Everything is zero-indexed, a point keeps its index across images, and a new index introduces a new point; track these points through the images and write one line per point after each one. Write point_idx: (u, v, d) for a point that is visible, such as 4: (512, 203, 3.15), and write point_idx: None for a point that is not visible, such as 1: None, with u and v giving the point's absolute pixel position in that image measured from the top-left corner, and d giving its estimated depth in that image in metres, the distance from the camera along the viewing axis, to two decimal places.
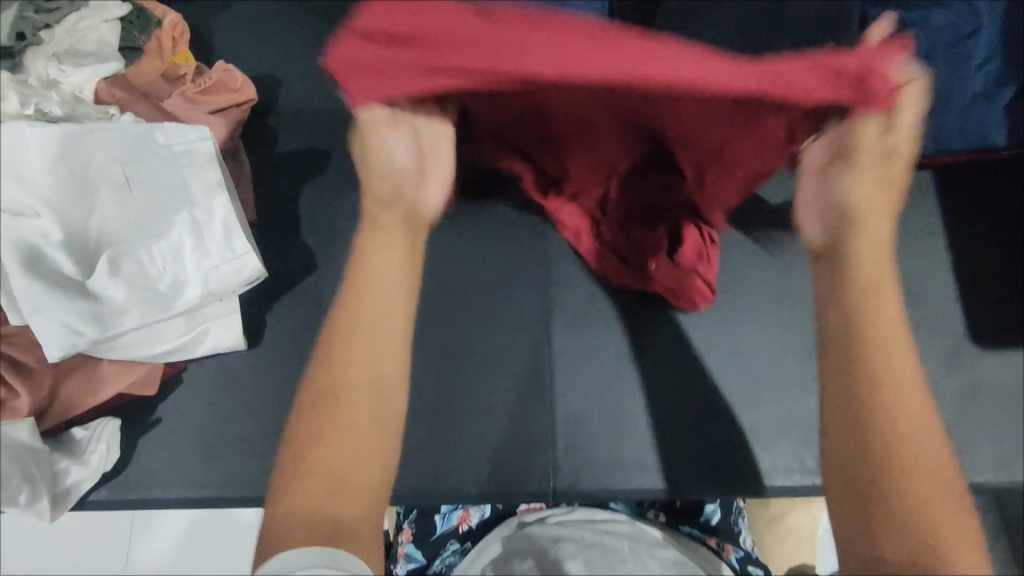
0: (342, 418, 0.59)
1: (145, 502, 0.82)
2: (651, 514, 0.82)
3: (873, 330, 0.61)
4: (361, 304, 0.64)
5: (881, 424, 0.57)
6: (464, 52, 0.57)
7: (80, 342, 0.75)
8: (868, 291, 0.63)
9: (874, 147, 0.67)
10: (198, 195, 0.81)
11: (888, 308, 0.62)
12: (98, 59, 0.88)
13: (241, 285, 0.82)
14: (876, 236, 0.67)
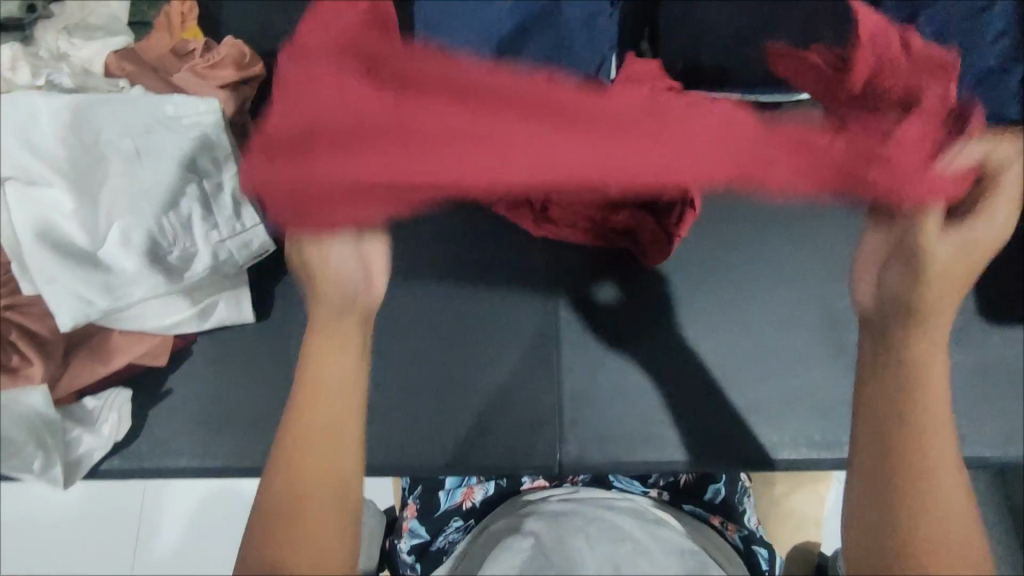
0: (308, 482, 0.51)
1: (157, 471, 0.84)
2: (654, 493, 0.79)
3: (908, 386, 0.52)
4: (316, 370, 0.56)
5: (904, 452, 0.49)
6: (356, 138, 0.55)
7: (92, 313, 0.76)
8: (915, 377, 0.52)
9: (941, 249, 0.56)
10: (207, 167, 0.80)
11: (933, 381, 0.52)
12: (108, 33, 0.89)
13: (249, 259, 0.85)
14: (937, 346, 0.53)
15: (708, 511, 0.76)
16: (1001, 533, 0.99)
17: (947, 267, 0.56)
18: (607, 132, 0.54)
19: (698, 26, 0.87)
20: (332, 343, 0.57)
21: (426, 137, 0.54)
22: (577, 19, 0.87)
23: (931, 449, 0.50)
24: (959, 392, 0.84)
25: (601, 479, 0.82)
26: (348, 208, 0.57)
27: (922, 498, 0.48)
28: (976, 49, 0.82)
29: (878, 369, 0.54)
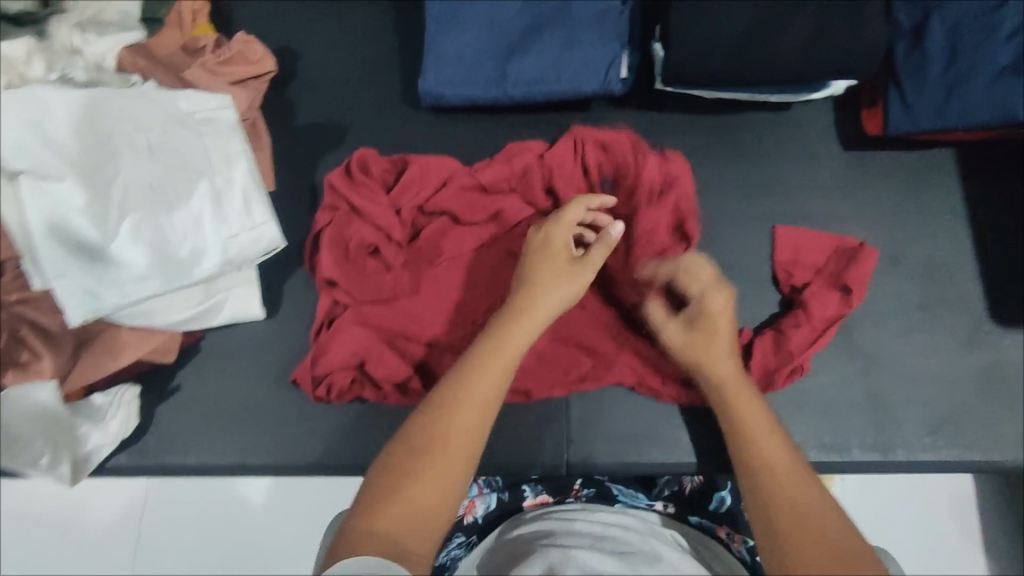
0: (468, 394, 0.62)
1: (164, 468, 0.83)
2: (660, 505, 0.76)
3: (740, 417, 0.66)
4: (482, 377, 0.64)
5: (753, 455, 0.62)
6: (383, 330, 0.85)
7: (102, 308, 0.75)
8: (738, 441, 0.64)
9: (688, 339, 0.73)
10: (218, 163, 0.82)
11: (759, 424, 0.64)
12: (121, 28, 0.89)
13: (259, 255, 0.83)
14: (750, 410, 0.66)
15: (715, 523, 0.75)
16: None
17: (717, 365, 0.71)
18: None
19: (719, 28, 0.85)
20: (465, 410, 0.61)
21: (413, 312, 0.85)
22: (586, 16, 0.89)
23: (804, 514, 0.56)
24: (968, 397, 0.84)
25: (604, 493, 0.77)
26: (377, 351, 0.83)
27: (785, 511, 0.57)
28: (985, 49, 0.82)
29: (735, 435, 0.65)
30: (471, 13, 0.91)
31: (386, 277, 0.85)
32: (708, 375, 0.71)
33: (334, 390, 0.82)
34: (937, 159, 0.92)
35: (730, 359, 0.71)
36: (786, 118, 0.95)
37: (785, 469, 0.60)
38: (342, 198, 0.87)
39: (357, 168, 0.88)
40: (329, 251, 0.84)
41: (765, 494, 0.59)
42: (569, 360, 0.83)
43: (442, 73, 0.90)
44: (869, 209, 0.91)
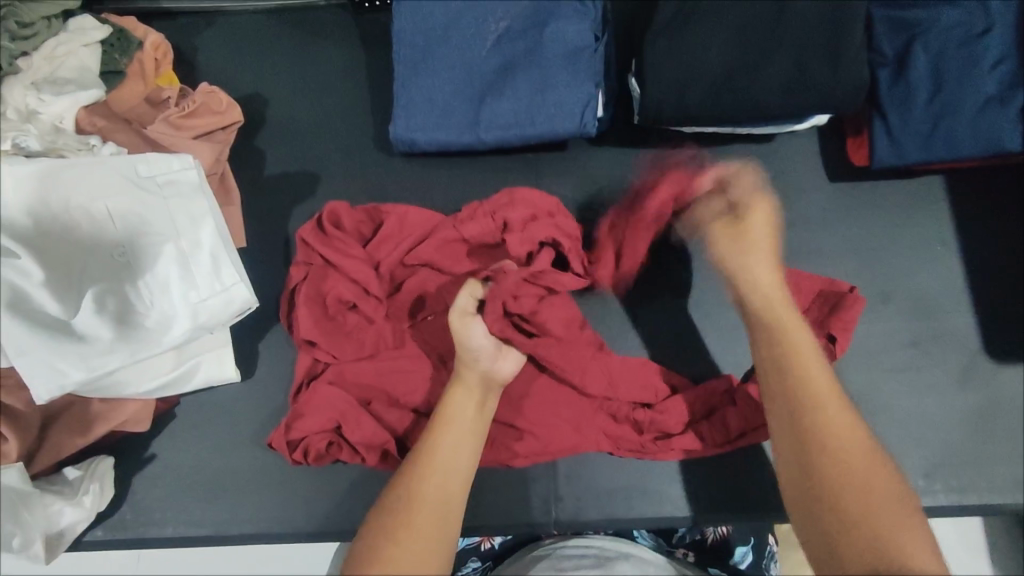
0: (431, 451, 0.61)
1: (143, 541, 0.82)
2: (680, 553, 0.81)
3: (789, 347, 0.63)
4: (443, 429, 0.62)
5: (796, 391, 0.60)
6: (360, 389, 0.83)
7: (69, 384, 0.72)
8: (785, 366, 0.62)
9: (756, 234, 0.74)
10: (184, 225, 0.78)
11: (808, 363, 0.62)
12: (79, 87, 0.83)
13: (231, 317, 0.79)
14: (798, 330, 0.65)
15: None
16: None
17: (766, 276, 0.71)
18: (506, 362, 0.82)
19: (697, 65, 0.82)
20: (430, 472, 0.59)
21: (391, 374, 0.83)
22: (558, 54, 0.86)
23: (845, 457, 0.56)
24: (965, 433, 0.82)
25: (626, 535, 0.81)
26: (351, 415, 0.80)
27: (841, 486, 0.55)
28: (968, 80, 0.80)
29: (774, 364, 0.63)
30: (440, 56, 0.88)
31: (366, 336, 0.83)
32: (754, 296, 0.70)
33: (310, 454, 0.80)
34: (926, 187, 0.89)
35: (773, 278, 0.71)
36: (767, 150, 0.92)
37: (827, 408, 0.59)
38: (315, 257, 0.83)
39: (328, 223, 0.85)
40: (307, 310, 0.81)
41: (807, 439, 0.57)
42: (547, 427, 0.79)
43: (413, 118, 0.88)
44: (857, 244, 0.89)
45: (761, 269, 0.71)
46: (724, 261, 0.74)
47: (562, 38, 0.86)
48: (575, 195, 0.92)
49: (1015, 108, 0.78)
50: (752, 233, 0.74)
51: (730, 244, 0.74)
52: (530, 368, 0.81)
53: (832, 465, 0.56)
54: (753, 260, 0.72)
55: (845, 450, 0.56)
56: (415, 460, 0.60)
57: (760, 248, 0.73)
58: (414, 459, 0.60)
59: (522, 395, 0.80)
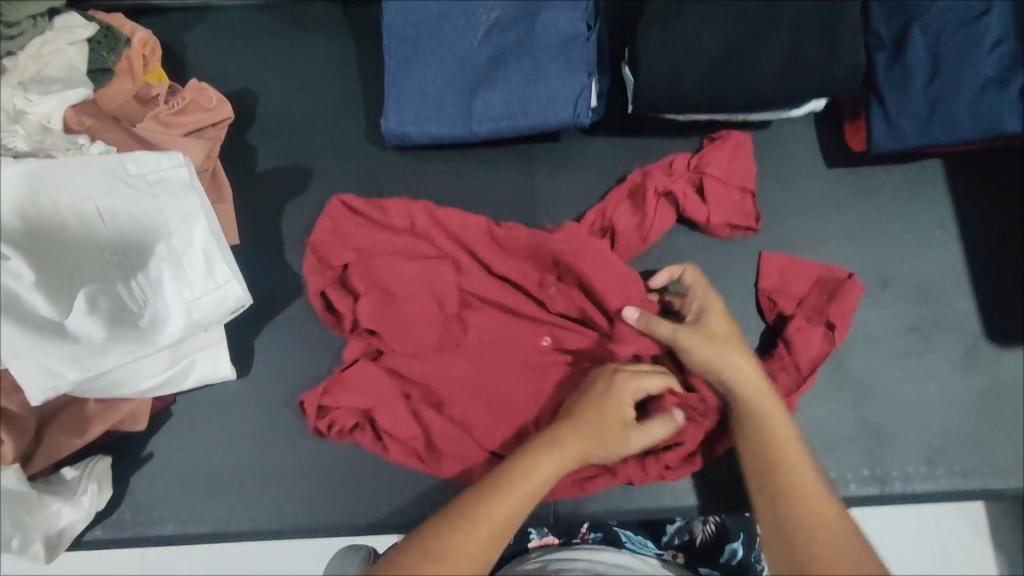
0: (490, 505, 0.63)
1: (142, 539, 0.82)
2: (669, 556, 0.80)
3: (776, 448, 0.66)
4: (508, 489, 0.65)
5: (783, 482, 0.64)
6: (384, 384, 0.81)
7: (63, 386, 0.72)
8: (771, 467, 0.65)
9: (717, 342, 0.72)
10: (175, 224, 0.78)
11: (796, 462, 0.65)
12: (65, 85, 0.81)
13: (226, 315, 0.78)
14: (781, 437, 0.67)
15: None
16: None
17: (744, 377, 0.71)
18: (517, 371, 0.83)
19: (691, 52, 0.81)
20: (481, 527, 0.62)
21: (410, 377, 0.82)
22: (550, 44, 0.85)
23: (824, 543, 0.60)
24: (967, 419, 0.81)
25: (613, 539, 0.81)
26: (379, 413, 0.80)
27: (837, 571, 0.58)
28: (967, 62, 0.79)
29: (760, 458, 0.67)
30: (431, 49, 0.87)
31: (393, 326, 0.82)
32: (740, 397, 0.70)
33: (335, 427, 0.80)
34: (925, 171, 0.88)
35: (762, 381, 0.71)
36: (764, 136, 0.91)
37: (813, 501, 0.63)
38: (339, 245, 0.83)
39: (347, 212, 0.85)
40: (343, 301, 0.83)
41: (793, 525, 0.61)
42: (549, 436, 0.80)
43: (404, 112, 0.87)
44: (855, 229, 0.88)
45: (745, 373, 0.70)
46: (706, 365, 0.72)
47: (554, 27, 0.85)
48: (570, 186, 0.91)
49: (1015, 89, 0.77)
50: (729, 337, 0.73)
51: (698, 347, 0.72)
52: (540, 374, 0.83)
53: (814, 546, 0.60)
54: (736, 358, 0.71)
55: (825, 538, 0.60)
56: (467, 520, 0.62)
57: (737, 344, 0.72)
58: (466, 514, 0.63)
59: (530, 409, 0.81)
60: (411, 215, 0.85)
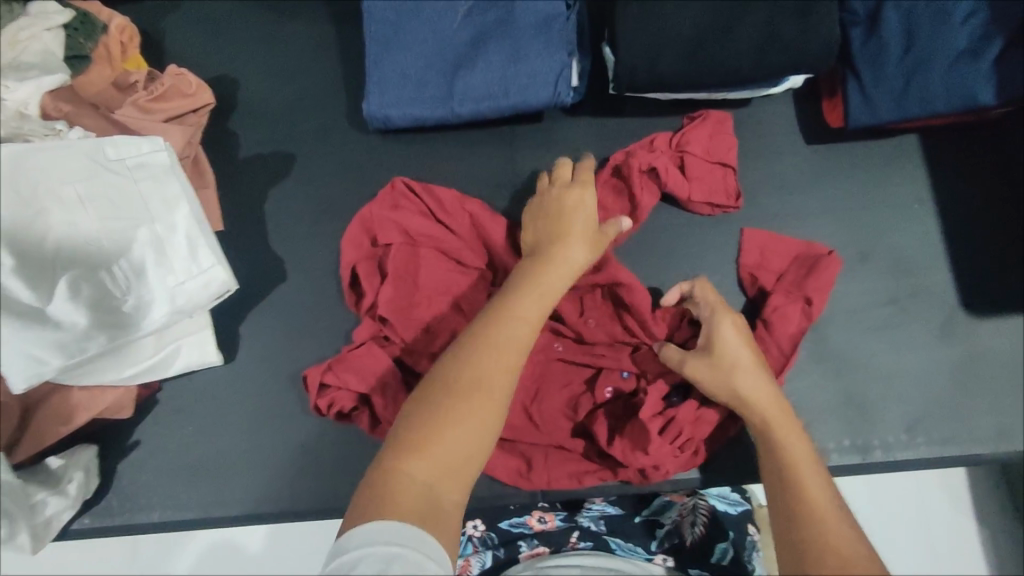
0: (499, 335, 0.64)
1: (130, 527, 0.82)
2: (659, 561, 0.84)
3: (784, 450, 0.67)
4: (510, 316, 0.66)
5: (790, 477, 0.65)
6: (393, 371, 0.81)
7: (47, 372, 0.71)
8: (780, 465, 0.66)
9: (728, 355, 0.74)
10: (156, 209, 0.77)
11: (803, 462, 0.66)
12: (42, 71, 0.79)
13: (212, 300, 0.78)
14: (792, 448, 0.67)
15: None
16: (1001, 516, 1.00)
17: (756, 397, 0.72)
18: (532, 370, 0.83)
19: (671, 30, 0.81)
20: (497, 352, 0.63)
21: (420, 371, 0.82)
22: (530, 24, 0.86)
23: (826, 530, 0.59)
24: (945, 388, 0.83)
25: (603, 546, 0.85)
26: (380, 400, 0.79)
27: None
28: (940, 35, 0.80)
29: (772, 461, 0.68)
30: (412, 30, 0.87)
31: (413, 319, 0.82)
32: (750, 409, 0.72)
33: (335, 408, 0.79)
34: (900, 146, 0.90)
35: (772, 391, 0.72)
36: (743, 115, 0.92)
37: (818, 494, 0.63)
38: (389, 226, 0.84)
39: (404, 194, 0.86)
40: (369, 285, 0.83)
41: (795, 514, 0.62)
42: (552, 430, 0.81)
43: (386, 94, 0.87)
44: (834, 204, 0.89)
45: (754, 386, 0.72)
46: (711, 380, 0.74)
47: (534, 7, 0.85)
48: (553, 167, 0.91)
49: (987, 62, 0.79)
50: (744, 353, 0.74)
51: (706, 372, 0.74)
52: (558, 372, 0.84)
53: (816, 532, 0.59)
54: (746, 382, 0.72)
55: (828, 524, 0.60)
56: (482, 344, 0.63)
57: (749, 366, 0.73)
58: (479, 340, 0.64)
59: (543, 408, 0.82)
60: (463, 209, 0.86)
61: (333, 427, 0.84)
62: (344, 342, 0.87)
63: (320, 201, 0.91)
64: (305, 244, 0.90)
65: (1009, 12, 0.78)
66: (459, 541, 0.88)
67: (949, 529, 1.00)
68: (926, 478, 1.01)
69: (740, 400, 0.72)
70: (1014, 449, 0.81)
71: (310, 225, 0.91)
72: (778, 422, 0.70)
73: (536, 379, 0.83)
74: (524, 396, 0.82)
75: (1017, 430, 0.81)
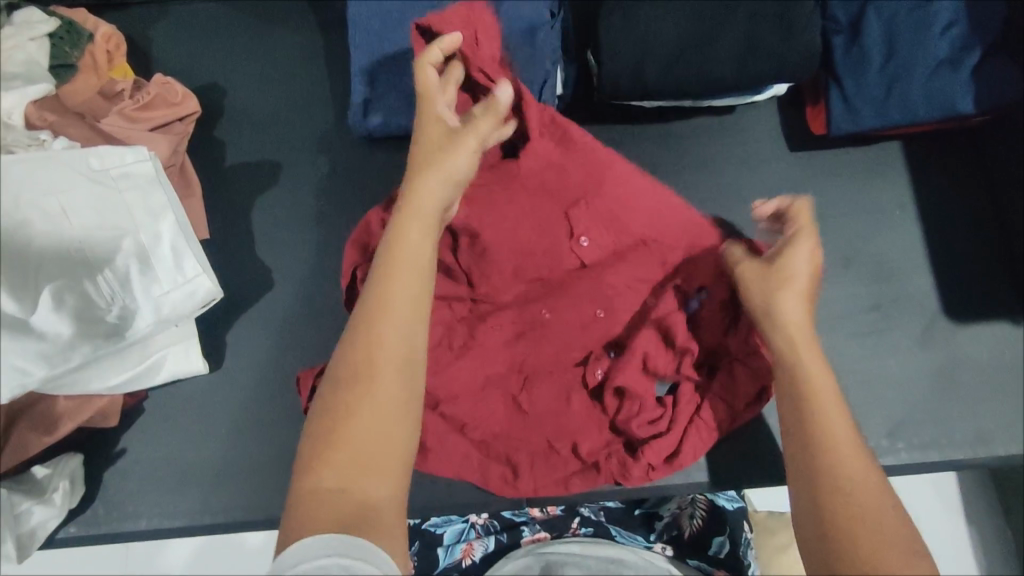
0: (379, 305, 0.58)
1: (117, 534, 0.82)
2: (658, 548, 0.85)
3: (810, 389, 0.62)
4: (394, 274, 0.59)
5: (815, 426, 0.60)
6: None
7: (30, 383, 0.71)
8: (803, 406, 0.62)
9: (799, 270, 0.67)
10: (141, 219, 0.77)
11: (829, 406, 0.61)
12: (26, 80, 0.78)
13: (196, 308, 0.79)
14: (824, 387, 0.62)
15: (712, 566, 0.83)
16: (988, 520, 1.01)
17: (799, 320, 0.66)
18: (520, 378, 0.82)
19: (653, 38, 0.82)
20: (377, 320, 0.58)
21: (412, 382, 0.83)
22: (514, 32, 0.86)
23: (853, 494, 0.56)
24: (927, 394, 0.84)
25: (603, 532, 0.87)
26: None
27: (858, 526, 0.55)
28: (921, 43, 0.80)
29: (796, 403, 0.62)
30: (396, 38, 0.87)
31: None
32: (780, 333, 0.66)
33: None
34: (883, 153, 0.90)
35: (807, 315, 0.66)
36: (728, 122, 0.92)
37: (842, 445, 0.59)
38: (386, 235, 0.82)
39: None
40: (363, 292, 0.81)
41: (820, 473, 0.58)
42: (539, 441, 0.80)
43: (371, 103, 0.87)
44: (817, 210, 0.89)
45: (797, 311, 0.66)
46: (759, 292, 0.68)
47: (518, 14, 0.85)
48: None
49: (966, 71, 0.79)
50: (803, 274, 0.67)
51: (763, 282, 0.68)
52: (546, 382, 0.81)
53: (845, 497, 0.56)
54: (789, 301, 0.66)
55: (855, 487, 0.57)
56: (363, 323, 0.58)
57: (799, 283, 0.67)
58: (363, 320, 0.58)
59: (530, 419, 0.80)
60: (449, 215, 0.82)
61: None
62: (331, 350, 0.87)
63: (307, 209, 0.92)
64: (292, 251, 0.90)
65: (988, 20, 0.79)
66: (461, 527, 0.90)
67: (936, 533, 1.01)
68: (913, 481, 1.02)
69: (780, 320, 0.66)
70: (996, 454, 0.82)
71: (296, 232, 0.91)
72: (800, 339, 0.65)
73: (523, 387, 0.81)
74: (512, 408, 0.81)
75: (999, 436, 0.82)
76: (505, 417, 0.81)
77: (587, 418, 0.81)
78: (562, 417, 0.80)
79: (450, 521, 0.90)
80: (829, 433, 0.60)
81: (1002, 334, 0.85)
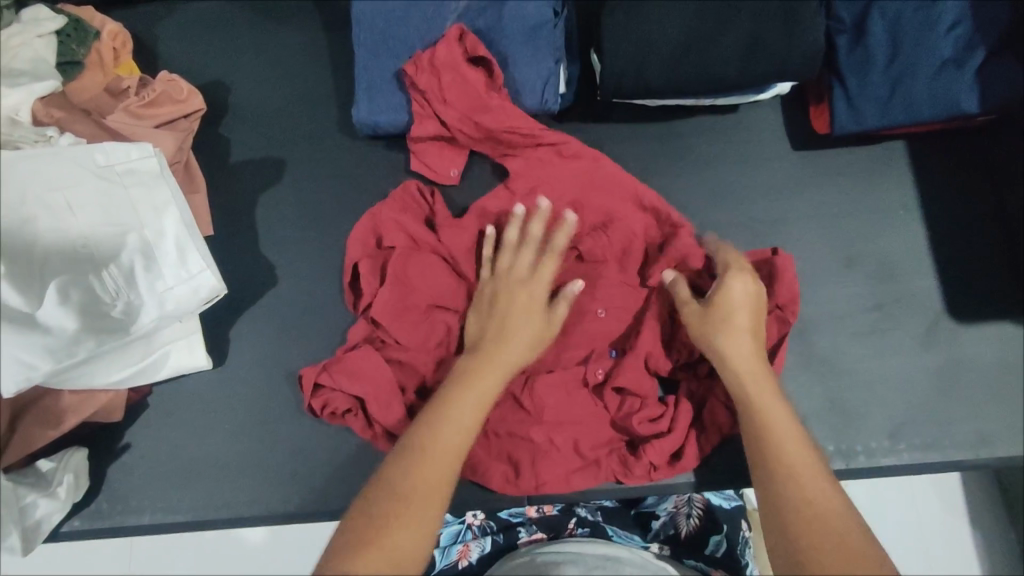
0: (441, 431, 0.66)
1: (121, 528, 0.83)
2: (655, 548, 0.86)
3: (766, 421, 0.67)
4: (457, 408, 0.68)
5: (773, 452, 0.64)
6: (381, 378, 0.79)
7: (36, 376, 0.72)
8: (761, 437, 0.66)
9: (739, 309, 0.73)
10: (146, 216, 0.78)
11: (787, 434, 0.65)
12: (33, 77, 0.79)
13: (200, 305, 0.79)
14: (779, 417, 0.67)
15: (709, 566, 0.83)
16: (991, 522, 1.00)
17: (747, 358, 0.71)
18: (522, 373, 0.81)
19: (656, 37, 0.82)
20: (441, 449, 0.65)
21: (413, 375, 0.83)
22: (517, 31, 0.86)
23: (815, 510, 0.59)
24: (930, 394, 0.83)
25: (600, 533, 0.87)
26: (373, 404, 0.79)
27: (824, 551, 0.56)
28: (924, 43, 0.80)
29: (758, 434, 0.66)
30: (400, 36, 0.87)
31: (400, 323, 0.81)
32: (731, 372, 0.71)
33: (328, 408, 0.80)
34: (886, 153, 0.90)
35: (757, 354, 0.72)
36: (731, 121, 0.92)
37: (800, 464, 0.63)
38: (390, 230, 0.84)
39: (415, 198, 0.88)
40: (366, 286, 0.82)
41: (781, 494, 0.61)
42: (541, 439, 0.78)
43: (375, 101, 0.87)
44: (820, 210, 0.89)
45: (743, 348, 0.71)
46: (704, 336, 0.74)
47: (521, 13, 0.85)
48: None
49: (971, 71, 0.79)
50: (743, 313, 0.73)
51: (702, 323, 0.74)
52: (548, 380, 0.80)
53: (807, 514, 0.59)
54: (730, 342, 0.72)
55: (817, 504, 0.60)
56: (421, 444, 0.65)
57: (737, 323, 0.73)
58: (423, 441, 0.65)
59: (532, 416, 0.79)
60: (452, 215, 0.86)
61: (321, 431, 0.85)
62: (333, 347, 0.88)
63: (310, 206, 0.92)
64: (296, 248, 0.91)
65: (992, 20, 0.79)
66: (457, 529, 0.90)
67: (938, 535, 1.01)
68: (914, 483, 1.02)
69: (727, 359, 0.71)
70: (998, 455, 0.81)
71: (300, 229, 0.91)
72: (759, 380, 0.70)
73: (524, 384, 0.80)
74: (515, 406, 0.80)
75: (1001, 437, 0.82)
76: (507, 415, 0.80)
77: (589, 416, 0.80)
78: (564, 416, 0.79)
79: (447, 523, 0.91)
80: (793, 466, 0.63)
81: (1005, 334, 0.85)
